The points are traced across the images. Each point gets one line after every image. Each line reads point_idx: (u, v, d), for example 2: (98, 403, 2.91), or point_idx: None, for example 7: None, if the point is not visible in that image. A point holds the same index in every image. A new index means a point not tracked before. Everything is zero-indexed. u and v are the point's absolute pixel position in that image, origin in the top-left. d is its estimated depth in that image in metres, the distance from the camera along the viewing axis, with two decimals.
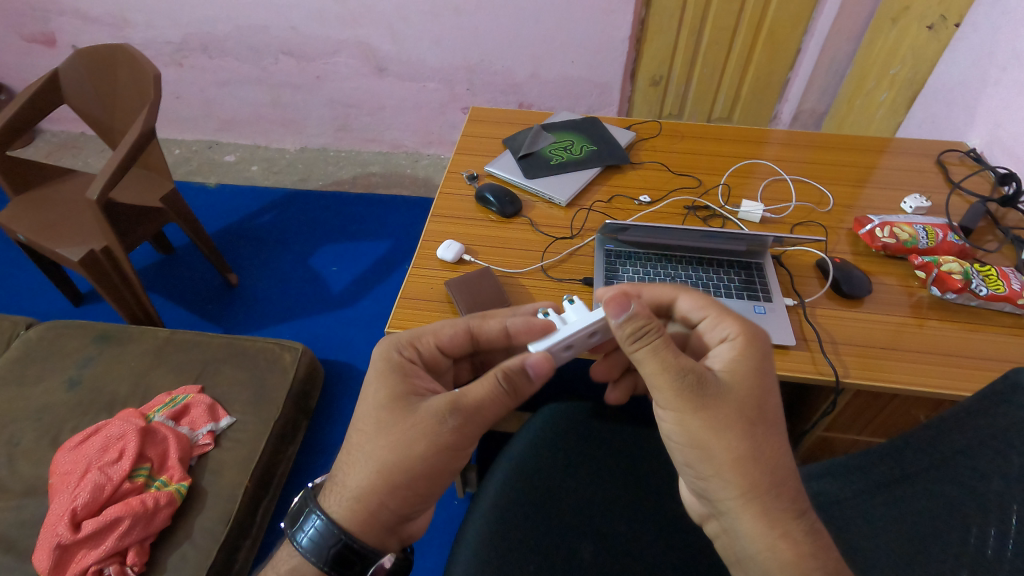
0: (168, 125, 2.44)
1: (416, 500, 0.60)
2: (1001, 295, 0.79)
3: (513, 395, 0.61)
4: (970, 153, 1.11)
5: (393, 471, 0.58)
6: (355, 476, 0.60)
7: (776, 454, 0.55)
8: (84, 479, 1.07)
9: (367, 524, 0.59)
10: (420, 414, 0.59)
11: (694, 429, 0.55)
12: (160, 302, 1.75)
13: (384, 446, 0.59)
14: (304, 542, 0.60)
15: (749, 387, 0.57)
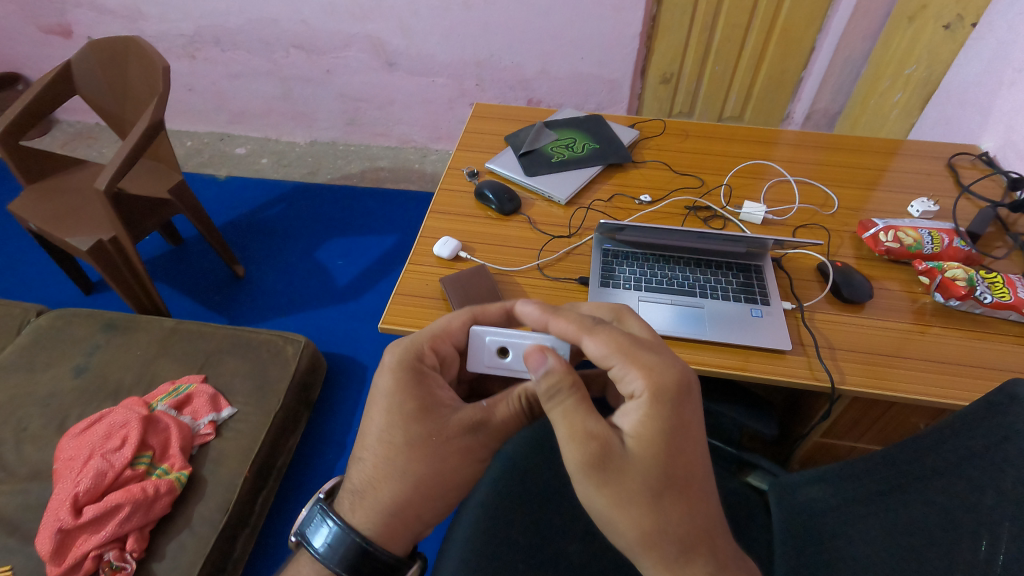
0: (181, 117, 2.47)
1: (442, 510, 0.63)
2: (1007, 303, 0.77)
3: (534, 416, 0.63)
4: (983, 156, 1.08)
5: (430, 484, 0.60)
6: (386, 489, 0.60)
7: (681, 525, 0.51)
8: (86, 465, 1.08)
9: (392, 535, 0.61)
10: (452, 432, 0.60)
11: (598, 504, 0.52)
12: (168, 292, 1.77)
13: (416, 460, 0.60)
14: (323, 548, 0.61)
15: (655, 453, 0.51)
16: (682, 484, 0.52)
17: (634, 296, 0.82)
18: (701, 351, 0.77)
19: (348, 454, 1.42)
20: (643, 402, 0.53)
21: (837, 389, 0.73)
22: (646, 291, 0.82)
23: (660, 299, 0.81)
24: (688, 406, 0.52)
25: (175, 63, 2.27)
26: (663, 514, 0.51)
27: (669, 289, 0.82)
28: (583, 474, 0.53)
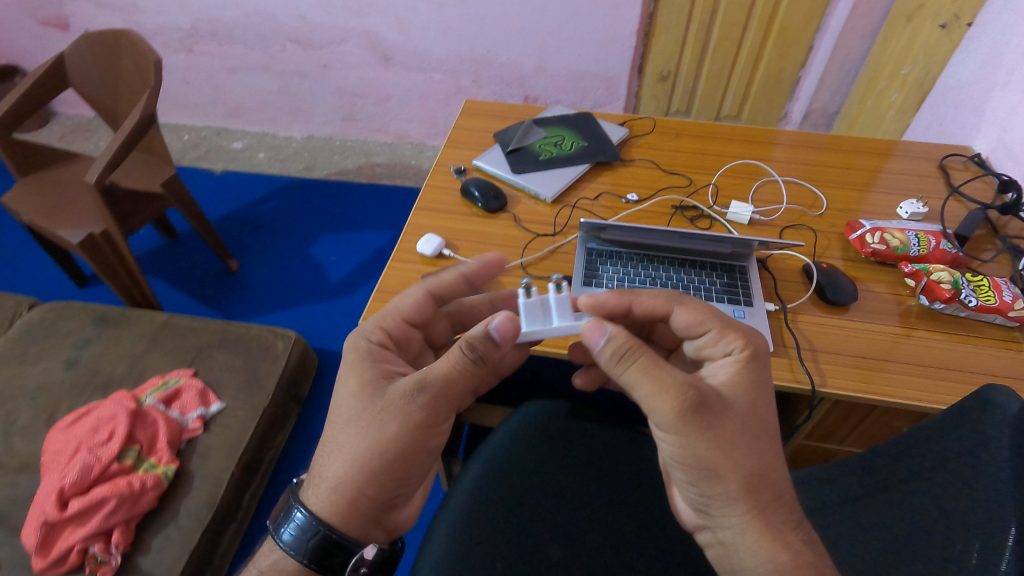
0: (179, 110, 2.47)
1: (394, 485, 0.61)
2: (992, 307, 0.76)
3: (484, 365, 0.61)
4: (975, 157, 1.07)
5: (370, 457, 0.59)
6: (332, 467, 0.60)
7: (776, 468, 0.56)
8: (73, 459, 1.09)
9: (347, 517, 0.60)
10: (392, 397, 0.60)
11: (699, 450, 0.55)
12: (161, 286, 1.77)
13: (357, 430, 0.60)
14: (287, 538, 0.61)
15: (750, 400, 0.58)
16: (773, 443, 0.57)
17: None
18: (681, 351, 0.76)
19: None
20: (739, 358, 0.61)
21: (819, 392, 0.72)
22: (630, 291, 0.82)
23: None
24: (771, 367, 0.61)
25: (173, 57, 2.27)
26: (758, 460, 0.56)
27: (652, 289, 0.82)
28: (682, 423, 0.55)
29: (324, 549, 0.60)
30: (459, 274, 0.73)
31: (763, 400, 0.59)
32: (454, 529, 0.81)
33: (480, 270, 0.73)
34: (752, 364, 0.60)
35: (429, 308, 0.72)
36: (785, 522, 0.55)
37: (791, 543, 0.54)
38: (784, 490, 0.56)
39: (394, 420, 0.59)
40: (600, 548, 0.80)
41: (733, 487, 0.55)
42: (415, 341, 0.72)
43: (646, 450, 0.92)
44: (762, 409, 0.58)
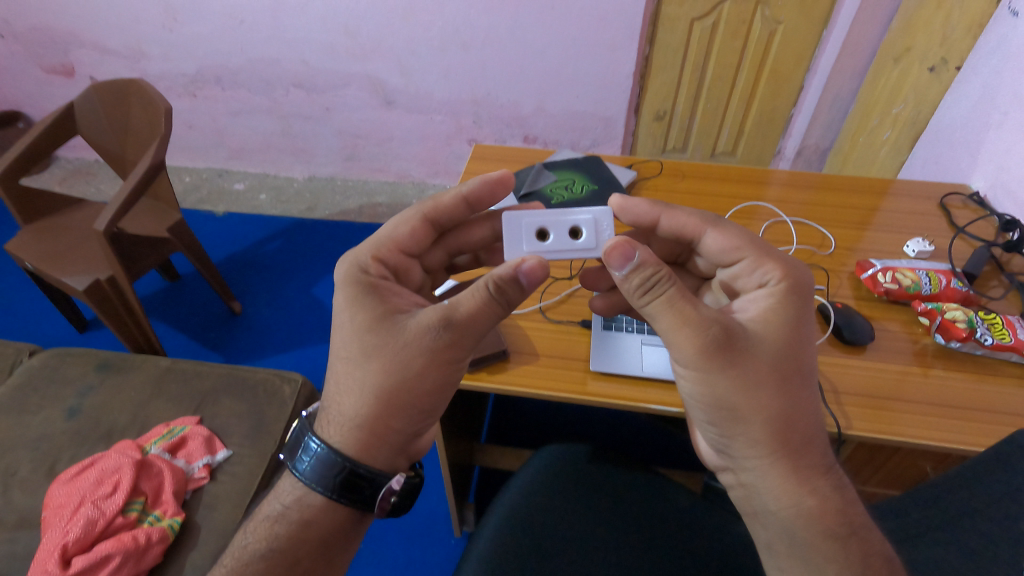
0: (180, 153, 2.49)
1: (421, 417, 0.60)
2: (1007, 345, 0.78)
3: (501, 305, 0.58)
4: (974, 196, 1.10)
5: (391, 392, 0.57)
6: (350, 403, 0.59)
7: (808, 409, 0.56)
8: (77, 513, 1.06)
9: (373, 449, 0.59)
10: (410, 331, 0.58)
11: (721, 389, 0.55)
12: (164, 329, 1.76)
13: (376, 367, 0.58)
14: (304, 469, 0.61)
15: (782, 339, 0.56)
16: (808, 386, 0.56)
17: (637, 340, 0.83)
18: None
19: None
20: (772, 293, 0.59)
21: (844, 435, 0.72)
22: (649, 335, 0.84)
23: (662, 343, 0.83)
24: (813, 299, 0.60)
25: (176, 101, 2.31)
26: (789, 403, 0.55)
27: None
28: (703, 361, 0.55)
29: (357, 483, 0.59)
30: (457, 196, 0.71)
31: (796, 342, 0.57)
32: None
33: (481, 191, 0.71)
34: (786, 304, 0.58)
35: (426, 235, 0.72)
36: (813, 468, 0.55)
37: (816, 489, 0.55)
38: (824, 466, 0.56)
39: (418, 356, 0.57)
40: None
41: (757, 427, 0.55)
42: (413, 269, 0.71)
43: (669, 493, 0.90)
44: (795, 351, 0.56)
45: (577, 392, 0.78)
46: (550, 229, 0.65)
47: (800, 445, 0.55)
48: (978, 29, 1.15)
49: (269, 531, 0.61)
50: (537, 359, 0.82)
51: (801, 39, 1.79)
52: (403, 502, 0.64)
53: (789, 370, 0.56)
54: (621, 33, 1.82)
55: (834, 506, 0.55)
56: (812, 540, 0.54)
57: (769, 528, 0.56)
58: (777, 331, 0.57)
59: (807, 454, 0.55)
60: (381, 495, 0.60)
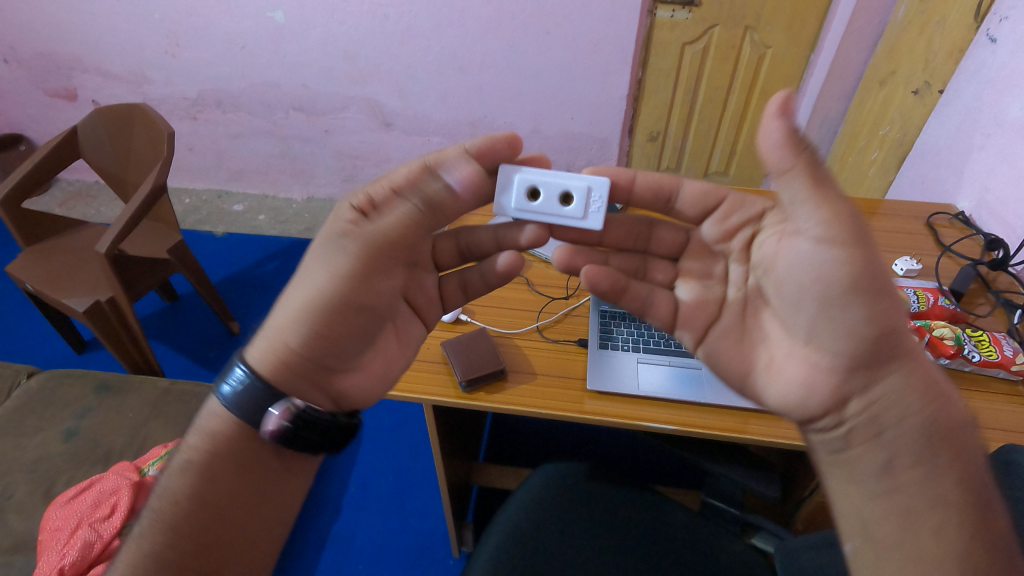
0: (181, 174, 2.52)
1: (323, 341, 0.57)
2: (994, 362, 0.79)
3: (435, 216, 0.60)
4: (960, 215, 1.13)
5: (300, 305, 0.57)
6: (271, 319, 0.59)
7: None
8: (74, 536, 1.06)
9: (277, 367, 0.58)
10: (323, 247, 0.58)
11: (878, 270, 0.49)
12: (162, 350, 1.76)
13: (297, 279, 0.59)
14: (226, 392, 0.58)
15: None
16: None
17: (633, 358, 0.85)
18: (698, 413, 0.78)
19: (344, 516, 1.38)
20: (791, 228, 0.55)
21: None
22: (645, 353, 0.85)
23: (658, 361, 0.84)
24: None
25: (177, 124, 2.34)
26: None
27: (666, 351, 0.85)
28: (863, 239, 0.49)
29: (261, 398, 0.57)
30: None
31: None
32: None
33: (492, 149, 0.59)
34: None
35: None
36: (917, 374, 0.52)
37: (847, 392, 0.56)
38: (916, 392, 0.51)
39: (325, 265, 0.57)
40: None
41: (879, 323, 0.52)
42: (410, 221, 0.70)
43: (667, 511, 0.91)
44: None
45: (574, 410, 0.79)
46: (542, 188, 0.62)
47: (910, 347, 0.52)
48: (959, 54, 1.19)
49: (192, 449, 0.59)
50: (535, 378, 0.83)
51: (789, 63, 1.85)
52: (303, 435, 0.57)
53: None
54: (614, 58, 1.86)
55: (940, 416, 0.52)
56: (943, 452, 0.49)
57: (889, 450, 0.50)
58: None
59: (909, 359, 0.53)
60: (279, 416, 0.56)
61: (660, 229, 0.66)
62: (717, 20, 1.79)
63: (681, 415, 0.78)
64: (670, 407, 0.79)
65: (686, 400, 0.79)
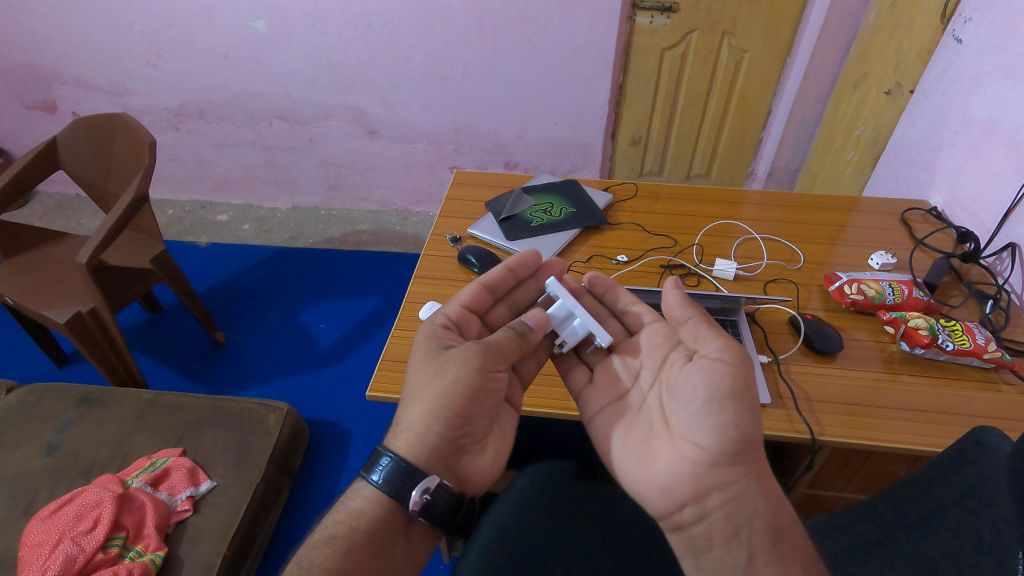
0: (163, 185, 2.50)
1: (459, 423, 0.67)
2: (967, 350, 0.81)
3: (524, 339, 0.71)
4: (933, 210, 1.16)
5: (436, 398, 0.66)
6: (410, 412, 0.68)
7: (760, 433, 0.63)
8: (55, 551, 1.04)
9: (422, 451, 0.66)
10: (450, 355, 0.68)
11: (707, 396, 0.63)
12: (146, 361, 1.74)
13: (425, 381, 0.68)
14: (376, 478, 0.65)
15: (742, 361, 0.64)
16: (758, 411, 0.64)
17: None
18: None
19: None
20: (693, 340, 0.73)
21: (819, 441, 0.74)
22: None
23: None
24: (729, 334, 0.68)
25: (159, 135, 2.32)
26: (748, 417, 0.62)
27: None
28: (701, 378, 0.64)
29: (403, 483, 0.64)
30: (503, 268, 0.81)
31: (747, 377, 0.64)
32: None
33: (524, 261, 0.81)
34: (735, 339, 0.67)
35: (483, 298, 0.80)
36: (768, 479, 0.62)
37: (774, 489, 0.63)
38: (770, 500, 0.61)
39: (454, 365, 0.67)
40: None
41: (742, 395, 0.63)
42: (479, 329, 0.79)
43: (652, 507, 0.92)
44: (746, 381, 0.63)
45: (557, 407, 0.80)
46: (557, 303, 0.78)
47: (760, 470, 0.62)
48: (927, 55, 1.23)
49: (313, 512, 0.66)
50: None
51: (767, 67, 1.89)
52: (443, 510, 0.64)
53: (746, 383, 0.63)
54: (595, 64, 1.89)
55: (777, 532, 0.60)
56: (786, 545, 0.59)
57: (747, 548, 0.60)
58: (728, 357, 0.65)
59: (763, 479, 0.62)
60: (419, 491, 0.63)
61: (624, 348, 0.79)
62: (695, 26, 1.83)
63: None
64: None
65: None
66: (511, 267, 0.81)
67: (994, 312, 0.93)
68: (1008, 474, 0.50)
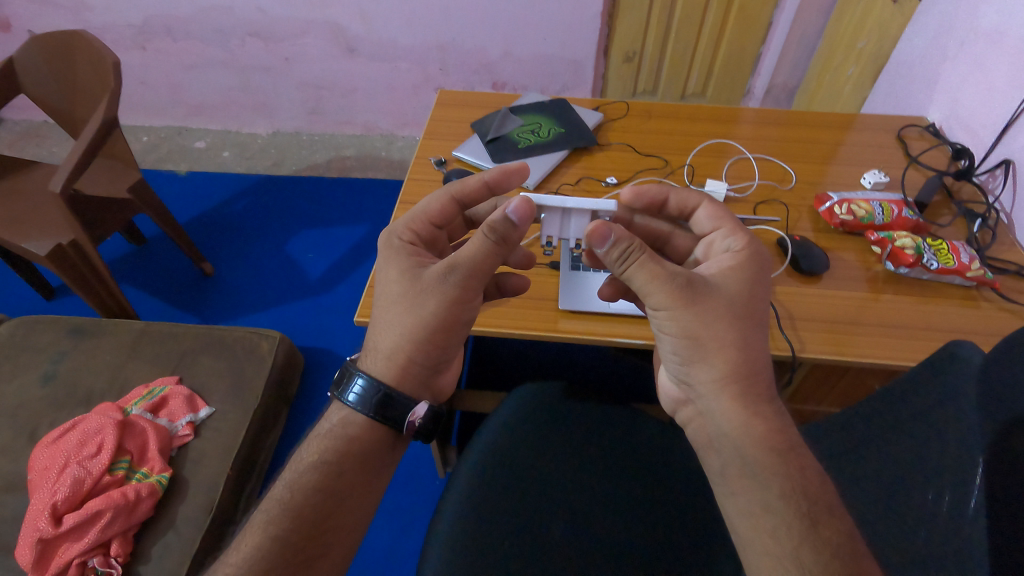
0: (136, 112, 2.39)
1: (440, 351, 0.66)
2: (951, 269, 0.82)
3: (505, 245, 0.62)
4: (930, 127, 1.13)
5: (415, 327, 0.64)
6: (385, 338, 0.66)
7: (762, 358, 0.58)
8: (62, 474, 1.08)
9: (401, 377, 0.66)
10: (426, 279, 0.64)
11: (684, 323, 0.58)
12: (134, 292, 1.74)
13: (401, 310, 0.65)
14: (353, 399, 0.65)
15: (740, 290, 0.60)
16: (761, 334, 0.59)
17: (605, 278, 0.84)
18: None
19: None
20: (736, 254, 0.62)
21: (799, 357, 0.76)
22: None
23: None
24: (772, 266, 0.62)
25: (125, 55, 2.19)
26: (728, 340, 0.58)
27: None
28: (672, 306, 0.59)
29: (386, 410, 0.65)
30: (481, 180, 0.71)
31: (741, 300, 0.59)
32: (460, 519, 0.83)
33: (505, 181, 0.72)
34: (753, 250, 0.62)
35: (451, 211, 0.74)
36: (761, 395, 0.58)
37: (764, 414, 0.57)
38: (769, 421, 0.57)
39: (433, 297, 0.63)
40: (613, 532, 0.83)
41: (722, 317, 0.58)
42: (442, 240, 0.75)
43: (637, 424, 0.95)
44: (743, 302, 0.59)
45: (545, 330, 0.80)
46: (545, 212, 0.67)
47: (750, 396, 0.58)
48: None
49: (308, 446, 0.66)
50: (508, 301, 0.84)
51: None
52: (430, 429, 0.68)
53: (735, 306, 0.59)
54: None
55: (773, 445, 0.56)
56: (761, 459, 0.56)
57: (723, 459, 0.58)
58: (725, 276, 0.60)
59: (756, 402, 0.58)
60: (408, 418, 0.66)
61: (676, 237, 0.74)
62: None
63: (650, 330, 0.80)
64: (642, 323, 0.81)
65: None
66: (490, 182, 0.71)
67: (981, 231, 0.93)
68: (975, 386, 0.52)
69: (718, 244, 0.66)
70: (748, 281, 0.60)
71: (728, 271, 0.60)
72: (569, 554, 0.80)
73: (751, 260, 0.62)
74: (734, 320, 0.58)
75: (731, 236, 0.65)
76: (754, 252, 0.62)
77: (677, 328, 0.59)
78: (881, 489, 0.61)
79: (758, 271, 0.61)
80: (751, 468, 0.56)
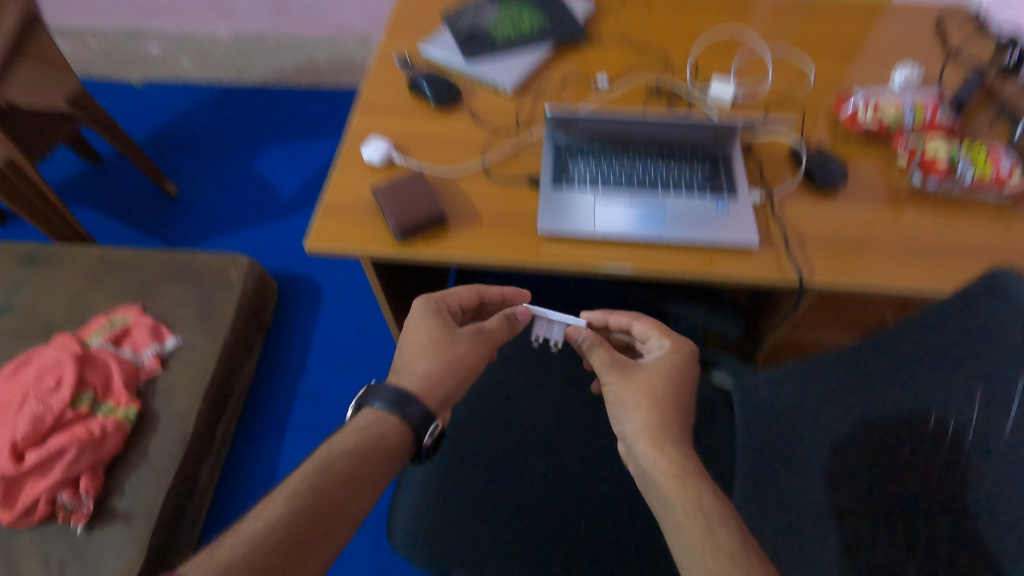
0: (75, 6, 1.91)
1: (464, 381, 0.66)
2: (988, 181, 0.71)
3: (512, 326, 0.71)
4: (974, 14, 0.97)
5: (444, 368, 0.65)
6: (423, 362, 0.65)
7: (682, 423, 0.60)
8: (21, 410, 1.02)
9: (430, 393, 0.63)
10: (458, 332, 0.68)
11: (614, 390, 0.64)
12: (93, 216, 1.62)
13: (431, 354, 0.66)
14: (382, 406, 0.60)
15: (670, 371, 0.64)
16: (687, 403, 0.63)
17: (591, 196, 0.73)
18: (661, 254, 0.70)
19: (311, 374, 1.36)
20: (666, 347, 0.67)
21: (807, 285, 0.67)
22: (604, 191, 0.74)
23: (621, 198, 0.73)
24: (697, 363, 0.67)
25: None
26: (644, 398, 0.61)
27: (629, 186, 0.74)
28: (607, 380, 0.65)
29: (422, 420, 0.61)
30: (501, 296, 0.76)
31: (670, 374, 0.64)
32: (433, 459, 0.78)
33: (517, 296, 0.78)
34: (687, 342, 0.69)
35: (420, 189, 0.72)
36: (676, 439, 0.58)
37: (670, 451, 0.57)
38: (686, 461, 0.57)
39: (466, 342, 0.67)
40: (595, 469, 0.78)
41: (643, 387, 0.62)
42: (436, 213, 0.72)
43: None
44: (672, 374, 0.64)
45: (521, 256, 0.70)
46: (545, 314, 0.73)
47: (670, 442, 0.58)
48: None
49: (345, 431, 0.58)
50: (481, 223, 0.73)
51: None
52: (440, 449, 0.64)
53: (663, 377, 0.63)
54: None
55: (688, 473, 0.55)
56: (681, 490, 0.54)
57: (654, 492, 0.56)
58: (659, 355, 0.66)
59: (676, 445, 0.58)
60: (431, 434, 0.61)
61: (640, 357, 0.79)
62: None
63: (641, 256, 0.70)
64: (632, 248, 0.71)
65: (648, 239, 0.71)
66: (508, 297, 0.77)
67: None
68: None
69: (651, 346, 0.69)
70: (678, 369, 0.65)
71: (671, 361, 0.65)
72: (547, 492, 0.76)
73: (681, 343, 0.68)
74: (658, 387, 0.62)
75: (664, 330, 0.69)
76: (685, 349, 0.67)
77: (609, 395, 0.65)
78: (891, 432, 0.55)
79: (687, 362, 0.66)
80: (667, 497, 0.54)
